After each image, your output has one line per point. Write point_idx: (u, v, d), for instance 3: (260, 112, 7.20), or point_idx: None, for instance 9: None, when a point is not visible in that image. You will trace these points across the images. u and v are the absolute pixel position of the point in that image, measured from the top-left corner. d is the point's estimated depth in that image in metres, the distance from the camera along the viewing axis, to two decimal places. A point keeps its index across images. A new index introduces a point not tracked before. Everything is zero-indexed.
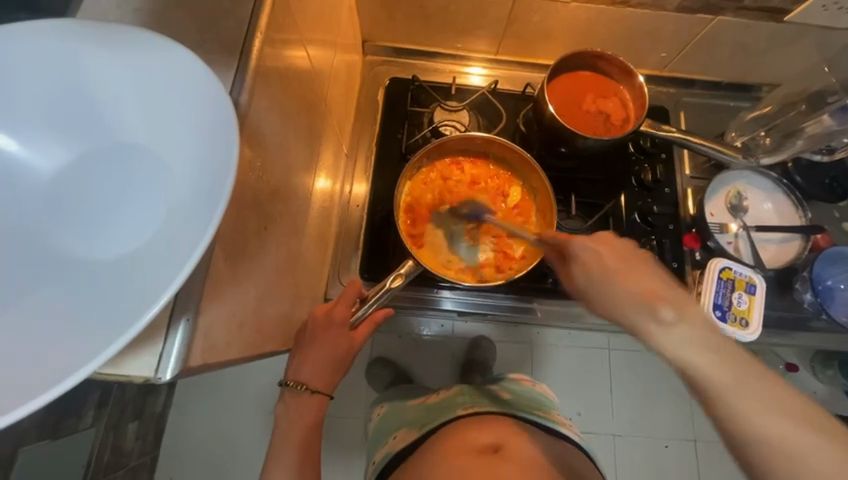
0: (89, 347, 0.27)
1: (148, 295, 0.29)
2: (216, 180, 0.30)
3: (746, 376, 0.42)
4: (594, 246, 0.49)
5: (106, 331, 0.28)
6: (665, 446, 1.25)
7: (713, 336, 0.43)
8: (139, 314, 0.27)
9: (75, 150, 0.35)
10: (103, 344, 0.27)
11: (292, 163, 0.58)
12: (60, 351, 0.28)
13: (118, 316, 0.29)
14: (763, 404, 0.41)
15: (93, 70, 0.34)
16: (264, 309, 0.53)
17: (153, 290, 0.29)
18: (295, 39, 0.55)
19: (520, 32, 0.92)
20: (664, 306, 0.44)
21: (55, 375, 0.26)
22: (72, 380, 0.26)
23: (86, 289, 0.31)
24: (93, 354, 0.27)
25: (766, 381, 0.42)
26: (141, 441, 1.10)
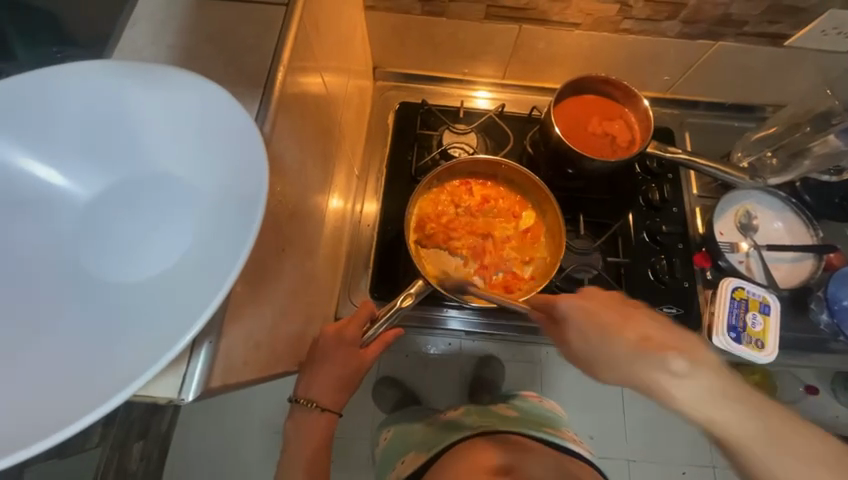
0: (123, 372, 0.29)
1: (181, 321, 0.30)
2: (248, 210, 0.32)
3: (772, 423, 0.41)
4: (579, 303, 0.51)
5: (140, 356, 0.29)
6: (683, 472, 1.20)
7: (728, 381, 0.42)
8: (174, 339, 0.29)
9: (109, 178, 0.37)
10: (139, 369, 0.28)
11: (308, 185, 0.60)
12: (96, 376, 0.29)
13: (152, 340, 0.30)
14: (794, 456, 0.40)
15: (132, 106, 0.36)
16: (279, 329, 0.54)
17: (187, 316, 0.30)
18: (312, 69, 0.58)
19: (526, 58, 0.95)
20: (673, 357, 0.42)
21: (93, 400, 0.27)
22: (108, 405, 0.27)
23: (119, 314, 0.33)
24: (128, 379, 0.28)
25: (794, 427, 0.41)
26: (147, 462, 1.10)
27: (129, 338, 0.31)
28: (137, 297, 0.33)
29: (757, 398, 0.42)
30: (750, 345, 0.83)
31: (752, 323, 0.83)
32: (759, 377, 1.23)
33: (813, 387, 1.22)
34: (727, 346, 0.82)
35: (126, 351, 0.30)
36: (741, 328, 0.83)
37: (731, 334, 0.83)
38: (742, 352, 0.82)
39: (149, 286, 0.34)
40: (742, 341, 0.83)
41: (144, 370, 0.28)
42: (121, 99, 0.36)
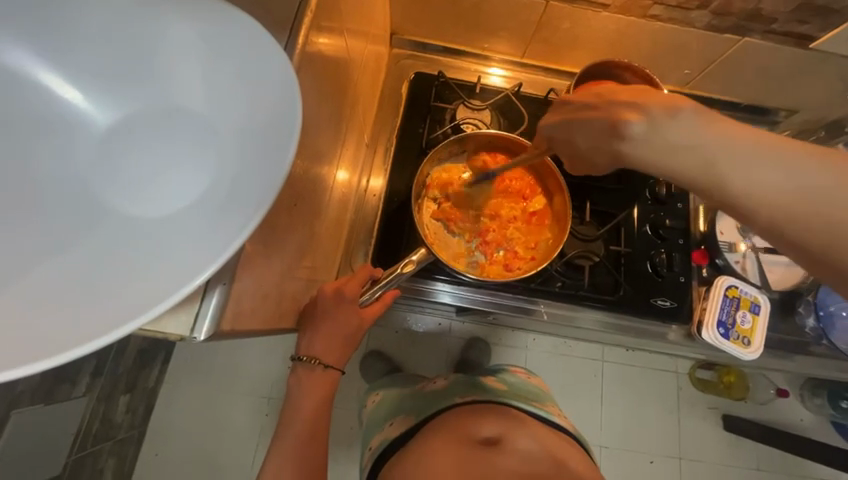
0: (138, 301, 0.28)
1: (199, 257, 0.29)
2: (276, 150, 0.31)
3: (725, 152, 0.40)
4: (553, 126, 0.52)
5: (155, 288, 0.29)
6: (651, 461, 1.26)
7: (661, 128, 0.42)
8: (193, 274, 0.29)
9: (128, 107, 0.36)
10: (155, 299, 0.28)
11: (321, 147, 0.59)
12: (109, 303, 0.29)
13: (169, 274, 0.29)
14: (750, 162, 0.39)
15: (158, 31, 0.35)
16: (284, 287, 0.53)
17: (205, 252, 0.30)
18: (335, 26, 0.56)
19: (549, 37, 0.93)
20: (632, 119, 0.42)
21: (106, 326, 0.27)
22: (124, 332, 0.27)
23: (130, 246, 0.32)
24: (144, 309, 0.28)
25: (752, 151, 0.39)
26: (131, 414, 1.11)
27: (144, 270, 0.30)
28: (151, 230, 0.32)
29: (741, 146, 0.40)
30: (737, 342, 0.85)
31: (742, 321, 0.86)
32: (733, 377, 1.28)
33: (784, 391, 1.27)
34: (716, 342, 0.84)
35: (140, 282, 0.30)
36: (730, 325, 0.85)
37: (720, 329, 0.85)
38: (728, 347, 0.85)
39: (164, 221, 0.33)
40: (730, 337, 0.85)
41: (162, 301, 0.28)
42: (148, 25, 0.35)
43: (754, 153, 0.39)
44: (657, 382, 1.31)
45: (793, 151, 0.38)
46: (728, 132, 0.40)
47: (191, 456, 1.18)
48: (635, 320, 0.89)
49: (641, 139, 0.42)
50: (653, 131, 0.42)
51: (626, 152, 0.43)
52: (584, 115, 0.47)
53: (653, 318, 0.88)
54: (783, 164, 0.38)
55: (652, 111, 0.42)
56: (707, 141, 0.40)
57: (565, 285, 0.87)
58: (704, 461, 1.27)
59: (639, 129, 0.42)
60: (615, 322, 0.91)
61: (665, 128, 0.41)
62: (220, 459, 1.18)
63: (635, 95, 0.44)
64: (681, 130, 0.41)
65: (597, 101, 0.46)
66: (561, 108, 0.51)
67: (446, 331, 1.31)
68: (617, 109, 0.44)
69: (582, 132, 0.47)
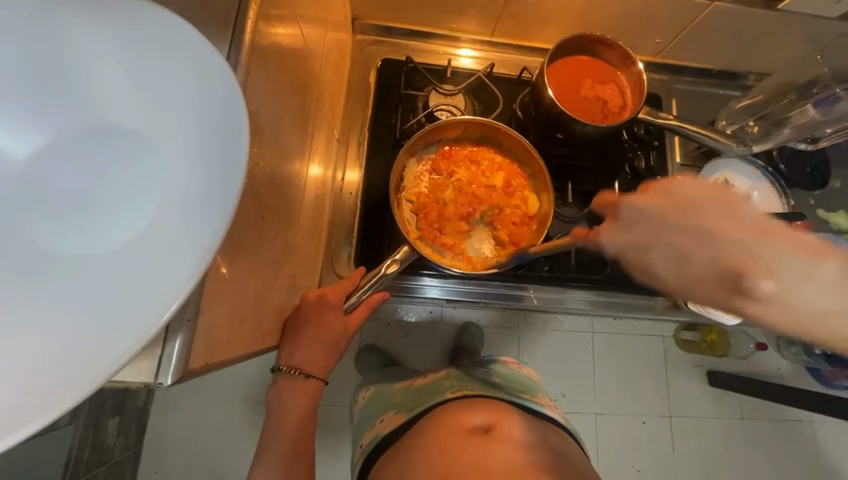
0: (84, 359, 0.25)
1: (151, 302, 0.26)
2: (225, 170, 0.28)
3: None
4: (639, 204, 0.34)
5: (105, 342, 0.26)
6: (643, 422, 1.30)
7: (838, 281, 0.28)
8: (147, 322, 0.26)
9: (47, 129, 0.31)
10: (109, 354, 0.25)
11: (286, 148, 0.55)
12: (49, 366, 0.25)
13: (120, 320, 0.26)
14: None
15: (79, 42, 0.30)
16: (261, 304, 0.50)
17: (158, 293, 0.26)
18: (288, 15, 0.51)
19: (517, 13, 0.89)
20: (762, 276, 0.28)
21: (52, 394, 0.24)
22: (74, 399, 0.24)
23: (68, 293, 0.28)
24: (95, 368, 0.25)
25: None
26: (124, 436, 1.07)
27: (85, 321, 0.27)
28: (88, 272, 0.28)
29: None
30: None
31: None
32: (715, 335, 1.32)
33: (762, 344, 1.33)
34: (702, 310, 0.86)
35: (82, 336, 0.26)
36: None
37: None
38: (711, 313, 0.86)
39: (103, 258, 0.28)
40: None
41: (112, 357, 0.25)
42: (60, 35, 0.30)
43: None
44: (645, 347, 1.35)
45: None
46: None
47: (191, 471, 1.15)
48: (623, 294, 0.90)
49: (779, 301, 0.28)
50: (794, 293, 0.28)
51: (751, 312, 0.29)
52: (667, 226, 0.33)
53: (638, 291, 0.90)
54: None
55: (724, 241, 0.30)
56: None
57: (552, 268, 0.87)
58: (694, 417, 1.32)
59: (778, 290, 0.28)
60: (603, 299, 0.91)
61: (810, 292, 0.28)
62: (221, 470, 1.16)
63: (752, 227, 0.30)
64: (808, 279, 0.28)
65: (670, 212, 0.33)
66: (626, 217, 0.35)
67: (438, 318, 1.30)
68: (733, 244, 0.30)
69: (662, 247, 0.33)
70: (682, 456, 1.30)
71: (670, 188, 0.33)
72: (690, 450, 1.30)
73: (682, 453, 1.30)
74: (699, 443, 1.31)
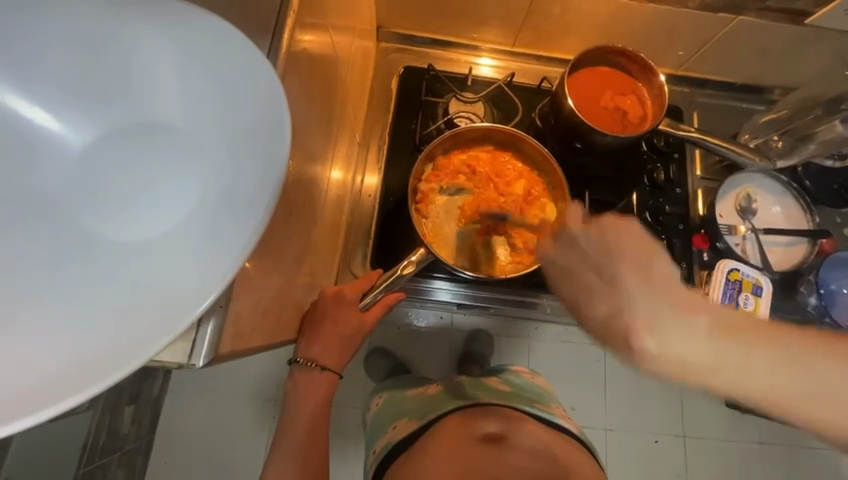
0: (132, 336, 0.27)
1: (195, 286, 0.28)
2: (264, 166, 0.29)
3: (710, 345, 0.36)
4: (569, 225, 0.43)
5: (150, 318, 0.28)
6: (656, 441, 1.27)
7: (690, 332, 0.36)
8: (191, 301, 0.28)
9: (104, 124, 0.34)
10: (155, 329, 0.27)
11: (312, 150, 0.57)
12: (101, 340, 0.27)
13: (167, 298, 0.28)
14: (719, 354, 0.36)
15: (133, 44, 0.33)
16: (283, 298, 0.52)
17: (201, 279, 0.28)
18: (320, 23, 0.54)
19: (539, 24, 0.91)
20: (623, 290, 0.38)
21: (102, 366, 0.26)
22: (123, 371, 0.26)
23: (117, 274, 0.30)
24: (142, 345, 0.27)
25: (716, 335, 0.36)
26: (137, 425, 1.10)
27: (133, 299, 0.29)
28: (137, 256, 0.30)
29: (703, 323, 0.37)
30: None
31: (744, 303, 0.86)
32: None
33: None
34: None
35: (130, 314, 0.28)
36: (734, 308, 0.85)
37: None
38: None
39: (149, 243, 0.31)
40: None
41: (158, 335, 0.27)
42: (119, 37, 0.33)
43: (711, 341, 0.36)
44: None
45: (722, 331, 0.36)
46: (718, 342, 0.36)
47: (200, 463, 1.17)
48: None
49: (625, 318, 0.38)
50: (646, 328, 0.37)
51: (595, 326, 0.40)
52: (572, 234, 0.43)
53: None
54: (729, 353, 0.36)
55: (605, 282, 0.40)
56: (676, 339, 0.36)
57: None
58: (710, 438, 1.28)
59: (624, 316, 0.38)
60: None
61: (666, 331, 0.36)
62: (229, 463, 1.18)
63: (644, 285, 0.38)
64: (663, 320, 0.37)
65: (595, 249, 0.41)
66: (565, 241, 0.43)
67: (449, 324, 1.31)
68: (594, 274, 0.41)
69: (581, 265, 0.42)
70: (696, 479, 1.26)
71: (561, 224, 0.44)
72: (705, 472, 1.26)
73: (696, 476, 1.26)
74: (715, 465, 1.27)
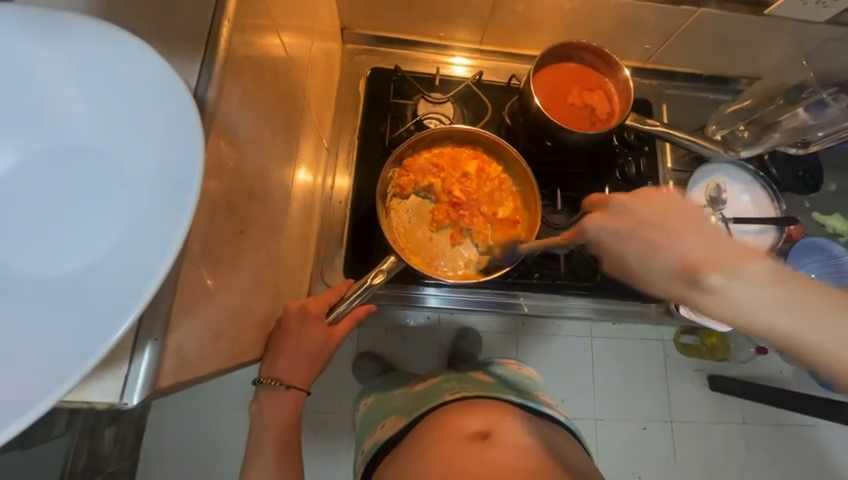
0: (37, 381, 0.24)
1: (103, 325, 0.25)
2: (179, 186, 0.27)
3: (800, 300, 0.37)
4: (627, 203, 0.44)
5: (53, 362, 0.25)
6: (644, 427, 1.29)
7: (779, 290, 0.37)
8: (101, 338, 0.25)
9: (19, 148, 0.31)
10: (61, 371, 0.24)
11: (268, 160, 0.55)
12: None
13: (74, 335, 0.26)
14: (815, 317, 0.36)
15: (35, 63, 0.30)
16: (241, 319, 0.50)
17: (111, 314, 0.25)
18: (268, 26, 0.52)
19: (504, 21, 0.90)
20: (712, 274, 0.38)
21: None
22: (25, 420, 0.23)
23: (20, 313, 0.27)
24: (47, 390, 0.24)
25: (824, 300, 0.36)
26: (119, 445, 1.06)
27: (37, 338, 0.26)
28: (50, 291, 0.28)
29: (800, 289, 0.37)
30: None
31: None
32: (716, 339, 1.29)
33: (763, 348, 1.29)
34: (693, 315, 0.86)
35: (35, 355, 0.25)
36: None
37: None
38: (705, 320, 0.86)
39: (59, 277, 0.28)
40: None
41: (64, 377, 0.24)
42: (20, 57, 0.30)
43: (809, 309, 0.36)
44: (645, 351, 1.33)
45: (816, 308, 0.36)
46: (805, 304, 0.37)
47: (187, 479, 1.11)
48: (615, 300, 0.90)
49: (727, 294, 0.38)
50: (732, 293, 0.38)
51: (702, 305, 0.39)
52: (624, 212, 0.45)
53: (633, 298, 0.89)
54: (822, 321, 0.36)
55: (688, 279, 0.39)
56: (764, 300, 0.37)
57: (543, 275, 0.86)
58: (695, 422, 1.30)
59: (721, 282, 0.38)
60: (599, 305, 0.91)
61: (738, 293, 0.37)
62: None
63: (678, 221, 0.41)
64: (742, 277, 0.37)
65: (650, 218, 0.43)
66: (615, 211, 0.45)
67: (436, 323, 1.30)
68: (678, 249, 0.40)
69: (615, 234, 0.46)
70: (684, 463, 1.28)
71: (617, 203, 0.45)
72: (692, 454, 1.29)
73: (684, 460, 1.28)
74: (701, 448, 1.29)
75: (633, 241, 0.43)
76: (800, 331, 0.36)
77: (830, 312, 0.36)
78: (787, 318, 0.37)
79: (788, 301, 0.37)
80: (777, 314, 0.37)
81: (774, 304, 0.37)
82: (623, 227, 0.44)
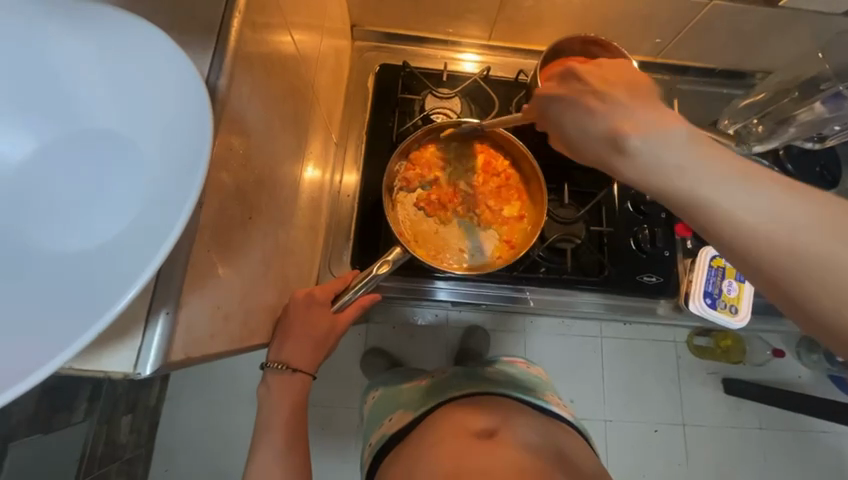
0: (50, 342, 0.26)
1: (113, 291, 0.26)
2: (190, 162, 0.28)
3: (743, 176, 0.35)
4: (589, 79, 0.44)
5: (67, 326, 0.26)
6: (655, 430, 1.27)
7: (714, 161, 0.36)
8: (110, 303, 0.26)
9: (48, 135, 0.34)
10: (72, 334, 0.25)
11: (278, 152, 0.57)
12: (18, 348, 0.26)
13: (88, 301, 0.27)
14: (753, 192, 0.34)
15: (61, 52, 0.32)
16: (249, 303, 0.52)
17: (122, 281, 0.26)
18: (279, 23, 0.54)
19: (512, 17, 0.90)
20: (632, 132, 0.39)
21: (17, 373, 0.24)
22: (35, 378, 0.24)
23: (43, 281, 0.29)
24: (56, 350, 0.25)
25: (770, 181, 0.35)
26: (136, 433, 1.07)
27: (56, 304, 0.28)
28: (68, 264, 0.30)
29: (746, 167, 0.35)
30: (725, 311, 0.86)
31: (728, 289, 0.87)
32: (730, 342, 1.27)
33: (779, 351, 1.26)
34: (703, 312, 0.85)
35: (53, 318, 0.27)
36: (716, 295, 0.86)
37: (706, 299, 0.86)
38: (715, 317, 0.86)
39: (78, 250, 0.30)
40: (718, 307, 0.86)
41: (75, 337, 0.25)
42: (48, 46, 0.32)
43: (748, 184, 0.34)
44: (655, 352, 1.31)
45: (762, 186, 0.34)
46: (747, 180, 0.35)
47: (199, 466, 1.14)
48: (625, 296, 0.89)
49: (639, 153, 0.38)
50: (653, 153, 0.38)
51: (619, 166, 0.40)
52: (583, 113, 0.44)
53: (642, 294, 0.88)
54: (766, 196, 0.34)
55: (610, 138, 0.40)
56: (700, 170, 0.36)
57: (549, 269, 0.86)
58: (708, 425, 1.28)
59: (640, 145, 0.38)
60: (608, 301, 0.91)
61: (664, 156, 0.37)
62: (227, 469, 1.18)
63: (625, 94, 0.41)
64: (670, 141, 0.38)
65: (595, 94, 0.43)
66: (572, 86, 0.45)
67: (443, 321, 1.30)
68: (610, 114, 0.41)
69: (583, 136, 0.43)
70: (695, 466, 1.26)
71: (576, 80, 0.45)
72: (704, 457, 1.26)
73: (695, 463, 1.26)
74: (713, 451, 1.27)
75: (584, 109, 0.43)
76: (728, 202, 0.34)
77: (776, 190, 0.34)
78: (723, 192, 0.35)
79: (730, 176, 0.35)
80: (751, 203, 0.34)
81: (705, 175, 0.36)
82: (571, 99, 0.45)
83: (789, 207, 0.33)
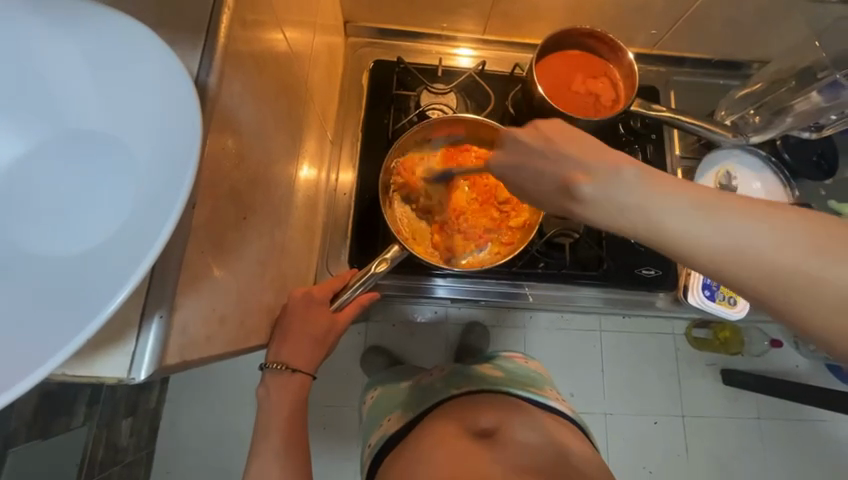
0: (39, 348, 0.25)
1: (102, 295, 0.26)
2: (178, 163, 0.27)
3: (715, 206, 0.35)
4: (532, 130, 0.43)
5: (56, 331, 0.26)
6: (655, 422, 1.28)
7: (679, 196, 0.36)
8: (99, 307, 0.25)
9: (36, 135, 0.33)
10: (63, 339, 0.25)
11: (272, 151, 0.56)
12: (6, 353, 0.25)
13: (78, 304, 0.26)
14: (734, 221, 0.34)
15: (45, 50, 0.31)
16: (245, 304, 0.51)
17: (111, 284, 0.26)
18: (271, 20, 0.53)
19: (506, 10, 0.89)
20: (583, 182, 0.39)
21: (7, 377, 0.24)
22: (28, 382, 0.24)
23: (32, 285, 0.28)
24: (48, 355, 0.25)
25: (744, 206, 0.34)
26: (136, 436, 1.06)
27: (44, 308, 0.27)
28: (57, 267, 0.29)
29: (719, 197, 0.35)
30: (723, 302, 0.86)
31: None
32: (728, 332, 1.28)
33: (777, 341, 1.27)
34: (702, 304, 0.86)
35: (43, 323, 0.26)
36: (715, 287, 0.87)
37: (705, 291, 0.86)
38: (714, 308, 0.86)
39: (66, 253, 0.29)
40: (716, 299, 0.86)
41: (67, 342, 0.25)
42: (30, 43, 0.31)
43: (729, 213, 0.34)
44: (654, 345, 1.31)
45: (739, 211, 0.34)
46: (720, 208, 0.35)
47: (201, 468, 1.14)
48: (625, 290, 0.89)
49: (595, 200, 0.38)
50: (606, 195, 0.38)
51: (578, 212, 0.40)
52: (534, 169, 0.42)
53: (642, 287, 0.88)
54: (748, 221, 0.34)
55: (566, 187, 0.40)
56: (669, 208, 0.36)
57: (548, 265, 0.85)
58: (708, 416, 1.29)
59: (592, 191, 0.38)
60: (609, 295, 0.91)
61: (625, 193, 0.37)
62: None
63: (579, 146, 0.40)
64: (627, 185, 0.37)
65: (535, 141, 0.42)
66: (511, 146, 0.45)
67: (443, 318, 1.30)
68: (562, 165, 0.40)
69: (535, 182, 0.42)
70: (696, 457, 1.26)
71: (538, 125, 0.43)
72: (704, 448, 1.27)
73: (696, 454, 1.27)
74: (713, 443, 1.27)
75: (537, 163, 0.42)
76: (711, 236, 0.34)
77: (753, 213, 0.34)
78: (703, 226, 0.35)
79: (704, 209, 0.35)
80: (733, 233, 0.34)
81: (678, 212, 0.35)
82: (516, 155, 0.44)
83: (770, 230, 0.33)
